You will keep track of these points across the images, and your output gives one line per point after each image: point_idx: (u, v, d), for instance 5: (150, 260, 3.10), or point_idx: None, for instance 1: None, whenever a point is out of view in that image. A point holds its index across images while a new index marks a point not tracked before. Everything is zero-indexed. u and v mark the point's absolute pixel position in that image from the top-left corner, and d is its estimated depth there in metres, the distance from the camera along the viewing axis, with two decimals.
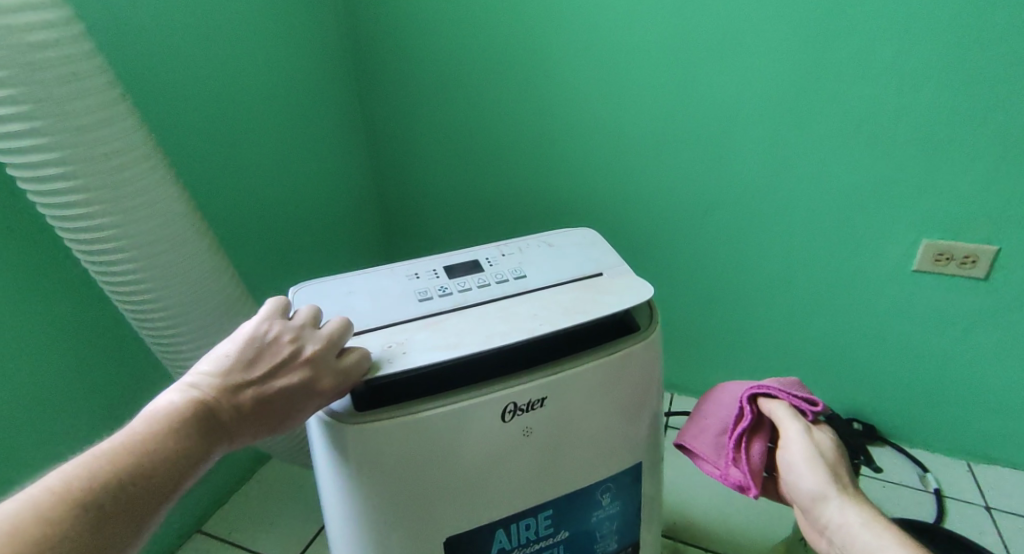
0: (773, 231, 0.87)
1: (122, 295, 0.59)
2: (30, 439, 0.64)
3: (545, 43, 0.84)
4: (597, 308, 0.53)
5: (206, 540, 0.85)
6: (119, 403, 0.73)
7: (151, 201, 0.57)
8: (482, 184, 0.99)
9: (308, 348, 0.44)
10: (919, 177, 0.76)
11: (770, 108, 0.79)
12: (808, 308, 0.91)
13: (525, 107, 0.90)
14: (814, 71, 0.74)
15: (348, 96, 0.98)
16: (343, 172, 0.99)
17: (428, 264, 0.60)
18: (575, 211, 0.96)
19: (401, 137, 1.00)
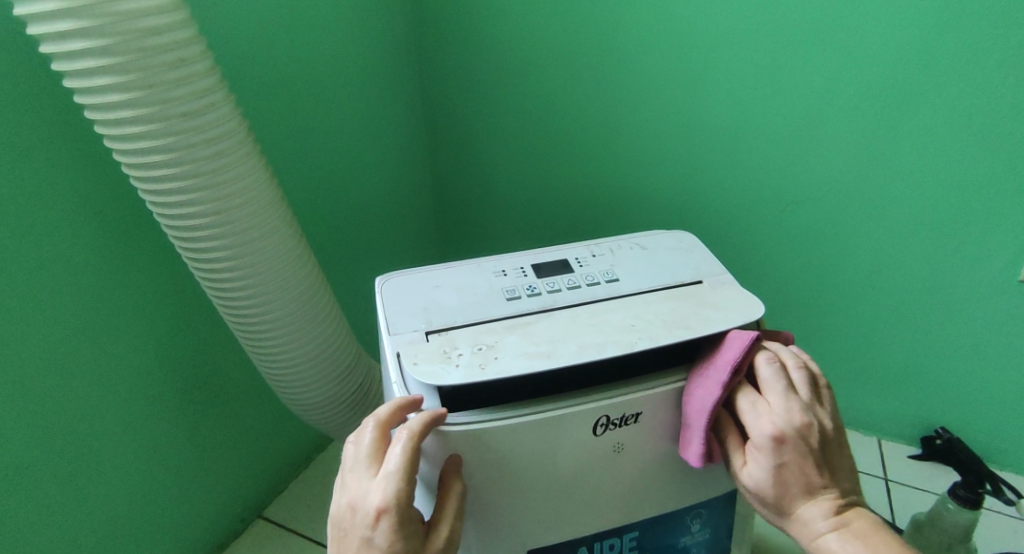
0: (862, 233, 0.84)
1: (215, 276, 0.63)
2: (123, 402, 0.70)
3: (626, 32, 0.82)
4: (704, 325, 0.48)
5: (267, 525, 0.93)
6: (198, 373, 0.78)
7: (242, 181, 0.59)
8: (547, 178, 0.99)
9: (373, 502, 0.39)
10: None
11: (866, 103, 0.75)
12: (892, 314, 0.89)
13: (602, 98, 0.88)
14: (913, 64, 0.71)
15: (420, 85, 1.01)
16: (404, 159, 1.03)
17: (516, 261, 0.58)
18: (647, 207, 0.94)
19: (469, 127, 1.01)
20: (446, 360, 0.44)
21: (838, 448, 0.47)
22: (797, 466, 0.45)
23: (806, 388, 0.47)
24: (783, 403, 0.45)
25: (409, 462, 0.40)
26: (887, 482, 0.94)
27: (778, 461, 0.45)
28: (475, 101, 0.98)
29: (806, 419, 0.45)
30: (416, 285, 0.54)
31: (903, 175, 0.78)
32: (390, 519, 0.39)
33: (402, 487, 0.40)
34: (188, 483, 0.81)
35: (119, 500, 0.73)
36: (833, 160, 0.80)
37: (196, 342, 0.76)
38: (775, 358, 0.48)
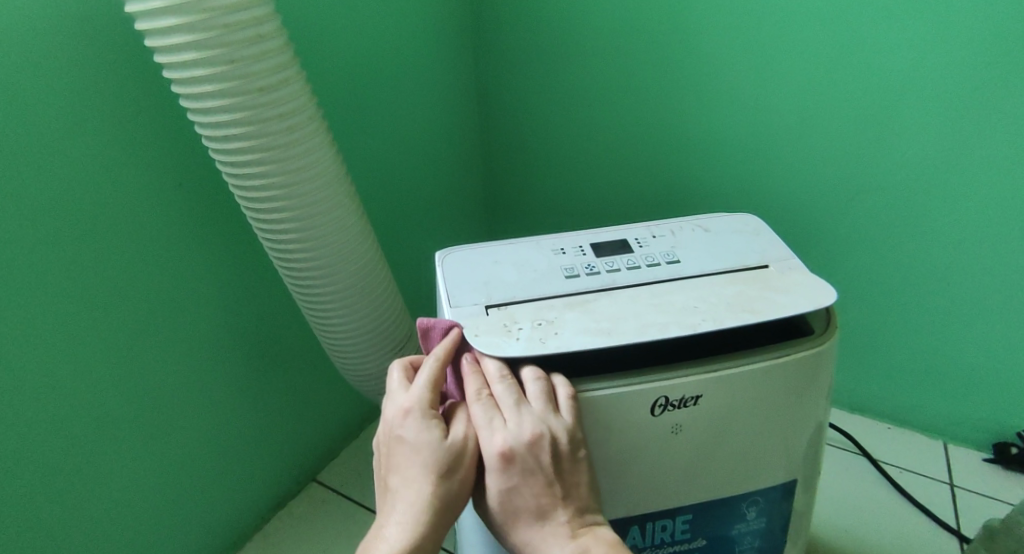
0: (940, 229, 0.80)
1: (282, 248, 0.66)
2: (194, 364, 0.73)
3: (695, 15, 0.79)
4: (772, 309, 0.47)
5: (321, 490, 0.97)
6: (261, 340, 0.81)
7: (310, 156, 0.61)
8: (600, 165, 0.98)
9: (400, 402, 0.43)
10: None
11: (954, 92, 0.71)
12: (966, 316, 0.84)
13: (664, 85, 0.86)
14: (1012, 47, 0.66)
15: (479, 67, 1.01)
16: (459, 143, 1.04)
17: (575, 240, 0.58)
18: (703, 198, 0.92)
19: (524, 112, 1.01)
20: (507, 333, 0.45)
21: (573, 464, 0.42)
22: (524, 485, 0.41)
23: (569, 412, 0.43)
24: (484, 412, 0.42)
25: (430, 371, 0.44)
26: (953, 488, 0.90)
27: (508, 481, 0.41)
28: (531, 85, 0.97)
29: (535, 434, 0.41)
30: (476, 260, 0.54)
31: (991, 166, 0.73)
32: (411, 415, 0.42)
33: (425, 386, 0.44)
34: (248, 447, 0.85)
35: (188, 458, 0.77)
36: (911, 147, 0.76)
37: (259, 311, 0.79)
38: (557, 387, 0.43)
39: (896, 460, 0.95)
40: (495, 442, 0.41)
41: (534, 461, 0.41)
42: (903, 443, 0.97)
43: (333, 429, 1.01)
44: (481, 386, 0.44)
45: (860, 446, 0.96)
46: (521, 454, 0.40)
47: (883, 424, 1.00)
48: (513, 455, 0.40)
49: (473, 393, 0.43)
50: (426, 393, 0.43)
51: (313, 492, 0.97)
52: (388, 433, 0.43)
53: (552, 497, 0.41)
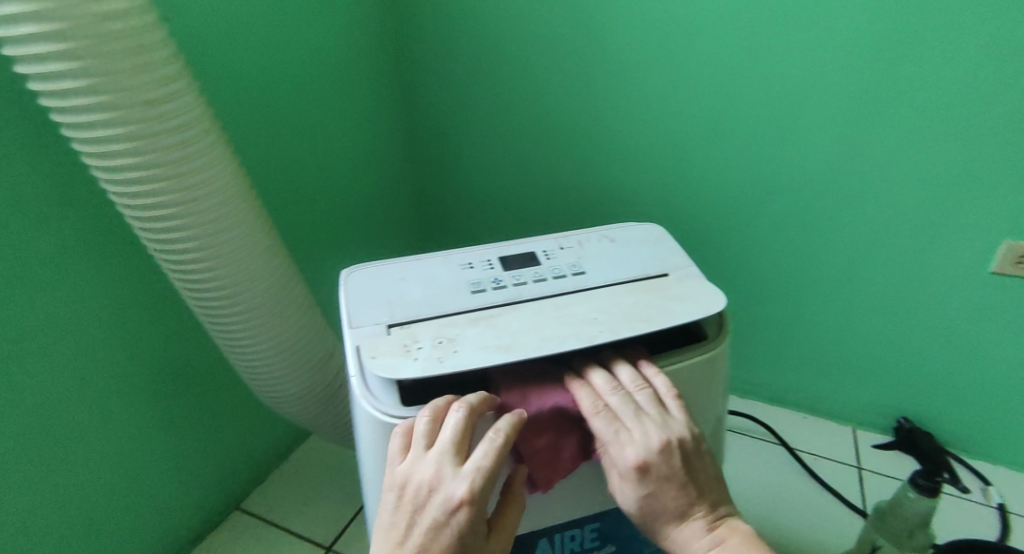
0: (837, 232, 0.87)
1: (182, 267, 0.63)
2: (90, 396, 0.69)
3: (607, 33, 0.83)
4: (666, 317, 0.49)
5: (244, 519, 0.94)
6: (167, 366, 0.77)
7: (204, 170, 0.59)
8: (525, 177, 1.01)
9: (457, 491, 0.40)
10: (997, 189, 0.76)
11: (841, 106, 0.78)
12: (864, 309, 0.92)
13: (583, 99, 0.90)
14: (887, 64, 0.73)
15: (403, 81, 1.02)
16: (384, 156, 1.04)
17: (483, 254, 0.58)
18: (625, 208, 0.96)
19: (450, 125, 1.02)
20: (406, 353, 0.44)
21: (699, 461, 0.45)
22: (662, 489, 0.44)
23: (678, 413, 0.45)
24: (609, 426, 0.44)
25: (494, 464, 0.40)
26: (860, 471, 0.96)
27: (651, 489, 0.43)
28: (456, 98, 0.99)
29: (664, 441, 0.43)
30: (381, 277, 0.54)
31: (881, 171, 0.80)
32: (471, 514, 0.40)
33: (484, 485, 0.40)
34: (164, 475, 0.82)
35: (95, 492, 0.73)
36: (806, 153, 0.82)
37: (166, 334, 0.76)
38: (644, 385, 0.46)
39: (810, 448, 1.00)
40: (626, 455, 0.43)
41: (663, 466, 0.43)
42: (814, 431, 1.03)
43: (256, 453, 0.98)
44: (595, 397, 0.45)
45: (778, 437, 1.01)
46: (657, 460, 0.43)
47: (798, 415, 1.06)
48: (643, 463, 0.43)
49: (588, 404, 0.45)
50: (485, 489, 0.40)
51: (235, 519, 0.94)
52: (429, 518, 0.40)
53: (691, 494, 0.44)
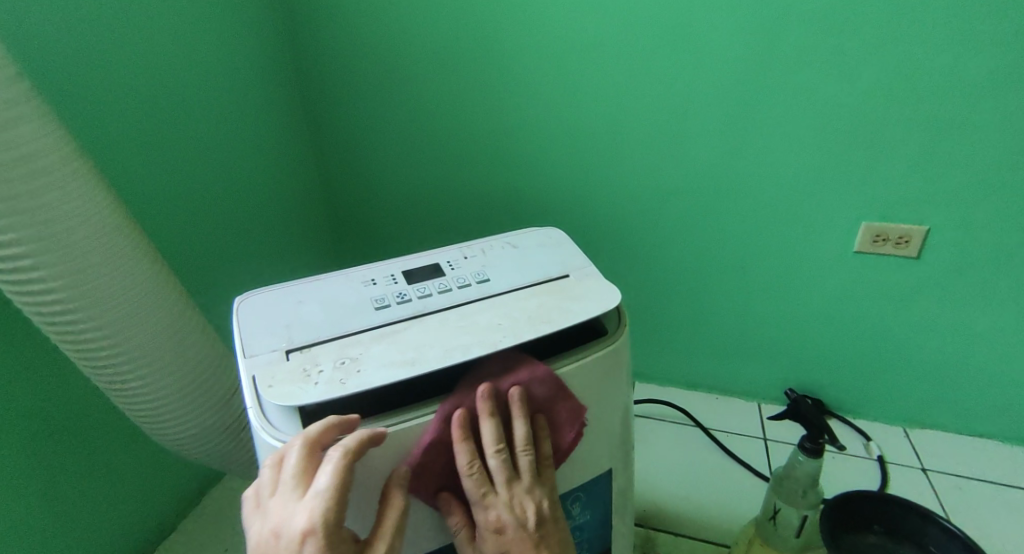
0: (722, 217, 0.99)
1: (55, 314, 0.58)
2: None
3: (510, 47, 0.91)
4: (566, 317, 0.50)
5: None
6: (33, 412, 0.71)
7: (48, 198, 0.55)
8: (439, 186, 1.06)
9: (299, 522, 0.39)
10: (845, 171, 0.90)
11: (715, 107, 0.89)
12: (752, 285, 1.05)
13: (490, 109, 0.97)
14: (748, 68, 0.86)
15: (308, 95, 1.02)
16: (294, 173, 1.04)
17: (385, 269, 0.57)
18: (539, 211, 1.04)
19: (359, 139, 1.04)
20: (305, 379, 0.43)
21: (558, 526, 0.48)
22: (518, 548, 0.46)
23: (527, 467, 0.47)
24: (474, 488, 0.46)
25: (332, 481, 0.39)
26: (765, 441, 1.13)
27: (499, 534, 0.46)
28: (364, 111, 1.01)
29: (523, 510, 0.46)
30: (278, 301, 0.52)
31: (750, 163, 0.93)
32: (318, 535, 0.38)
33: (326, 509, 0.39)
34: (61, 535, 0.77)
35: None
36: (690, 156, 0.94)
37: (44, 385, 0.71)
38: (489, 432, 0.46)
39: (722, 426, 1.16)
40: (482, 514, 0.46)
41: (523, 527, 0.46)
42: (726, 410, 1.19)
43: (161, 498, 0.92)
44: (473, 455, 0.46)
45: (694, 418, 1.17)
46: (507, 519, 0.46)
47: (711, 395, 1.22)
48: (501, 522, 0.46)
49: (465, 465, 0.46)
50: (330, 516, 0.39)
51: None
52: None
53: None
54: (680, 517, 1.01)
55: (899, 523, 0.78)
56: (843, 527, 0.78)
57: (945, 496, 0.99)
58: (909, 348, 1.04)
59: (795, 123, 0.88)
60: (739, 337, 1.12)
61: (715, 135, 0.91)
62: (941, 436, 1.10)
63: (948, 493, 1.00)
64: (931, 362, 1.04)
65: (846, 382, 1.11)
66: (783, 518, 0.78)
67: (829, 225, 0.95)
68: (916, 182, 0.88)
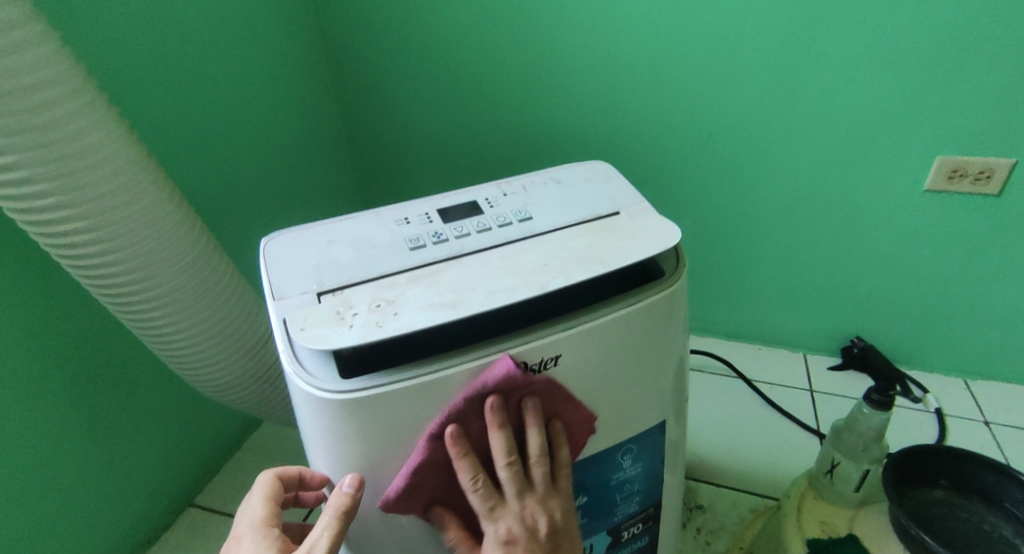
0: (778, 155, 0.91)
1: (84, 255, 0.56)
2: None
3: None
4: (622, 257, 0.45)
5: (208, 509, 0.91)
6: (64, 340, 0.72)
7: (68, 128, 0.50)
8: (469, 126, 0.99)
9: (243, 526, 0.46)
10: (922, 98, 0.82)
11: (776, 28, 0.81)
12: (806, 229, 0.98)
13: (524, 38, 0.89)
14: None
15: (328, 30, 0.96)
16: (316, 114, 0.99)
17: (419, 207, 0.53)
18: (575, 151, 0.98)
19: (383, 77, 0.98)
20: (339, 322, 0.40)
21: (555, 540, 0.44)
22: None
23: (542, 478, 0.44)
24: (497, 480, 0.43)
25: (261, 489, 0.48)
26: (812, 393, 1.08)
27: (530, 526, 0.43)
28: (388, 46, 0.95)
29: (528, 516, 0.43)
30: (305, 241, 0.48)
31: (811, 92, 0.84)
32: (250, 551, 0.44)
33: (261, 505, 0.47)
34: (104, 466, 0.82)
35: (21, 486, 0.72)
36: (744, 86, 0.86)
37: (79, 327, 0.74)
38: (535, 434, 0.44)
39: (767, 378, 1.12)
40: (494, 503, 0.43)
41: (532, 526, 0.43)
42: (771, 361, 1.14)
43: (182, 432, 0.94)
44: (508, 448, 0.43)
45: (736, 370, 1.12)
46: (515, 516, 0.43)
47: (754, 346, 1.17)
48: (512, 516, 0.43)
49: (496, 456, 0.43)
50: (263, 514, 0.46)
51: (202, 518, 0.97)
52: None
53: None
54: (722, 469, 0.99)
55: (969, 478, 0.73)
56: (908, 483, 0.74)
57: (1011, 450, 0.93)
58: (980, 294, 0.96)
59: (868, 43, 0.79)
60: (790, 285, 1.05)
61: (774, 61, 0.83)
62: (1007, 388, 1.04)
63: (1013, 447, 0.94)
64: (1003, 309, 0.97)
65: (905, 332, 1.04)
66: (841, 473, 0.75)
67: (898, 161, 0.87)
68: (1004, 108, 0.79)
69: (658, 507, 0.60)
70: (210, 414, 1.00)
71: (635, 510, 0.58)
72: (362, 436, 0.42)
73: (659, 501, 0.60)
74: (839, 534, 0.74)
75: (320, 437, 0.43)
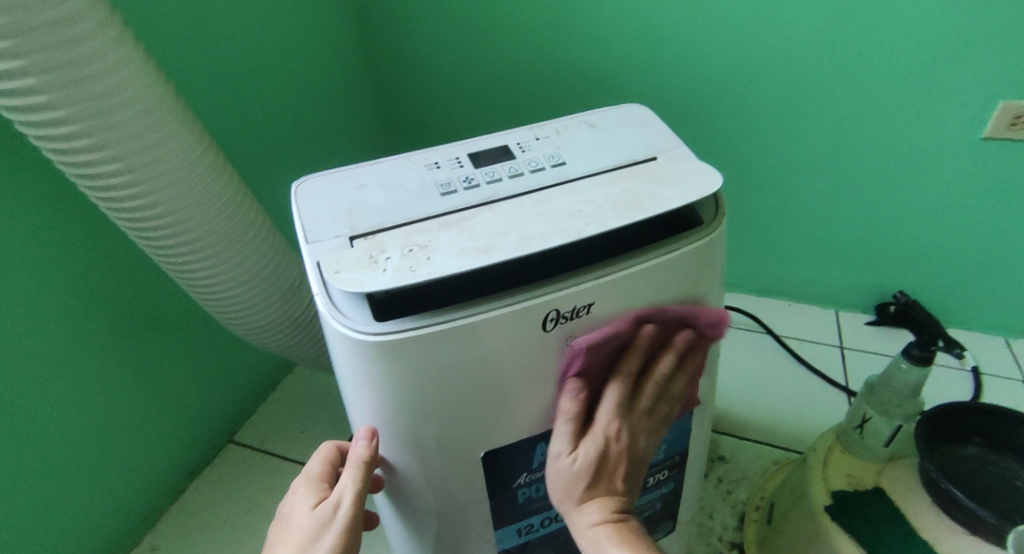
0: (824, 100, 0.87)
1: (123, 196, 0.56)
2: (28, 311, 0.67)
3: None
4: (659, 203, 0.44)
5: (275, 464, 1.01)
6: (104, 282, 0.74)
7: (98, 66, 0.49)
8: (497, 71, 0.96)
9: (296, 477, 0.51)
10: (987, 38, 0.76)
11: None
12: (847, 180, 0.94)
13: None
14: None
15: None
16: (341, 58, 0.97)
17: (449, 151, 0.52)
18: (606, 97, 0.95)
19: (409, 18, 0.95)
20: (372, 266, 0.40)
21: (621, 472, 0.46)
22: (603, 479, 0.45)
23: (615, 402, 0.46)
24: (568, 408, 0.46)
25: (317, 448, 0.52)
26: (843, 349, 1.07)
27: (603, 449, 0.45)
28: None
29: (605, 440, 0.45)
30: (335, 185, 0.48)
31: (865, 31, 0.79)
32: (299, 500, 0.48)
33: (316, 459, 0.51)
34: (147, 403, 0.86)
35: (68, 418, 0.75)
36: (792, 25, 0.82)
37: (123, 273, 0.76)
38: (571, 395, 0.46)
39: (795, 334, 1.11)
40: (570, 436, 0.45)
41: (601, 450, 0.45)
42: (801, 317, 1.13)
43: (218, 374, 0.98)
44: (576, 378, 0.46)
45: (763, 325, 1.12)
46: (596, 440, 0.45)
47: (784, 301, 1.15)
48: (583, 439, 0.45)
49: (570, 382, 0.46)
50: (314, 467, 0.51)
51: (243, 456, 1.04)
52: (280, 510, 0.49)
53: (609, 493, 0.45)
54: (747, 424, 1.01)
55: (1007, 435, 0.72)
56: (940, 438, 0.73)
57: None
58: None
59: None
60: (826, 239, 1.03)
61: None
62: None
63: None
64: None
65: (946, 289, 1.01)
66: (871, 428, 0.74)
67: (955, 107, 0.82)
68: None
69: (684, 455, 0.61)
70: (246, 359, 1.04)
71: (661, 459, 0.59)
72: (394, 379, 0.42)
73: (685, 451, 0.60)
74: (864, 487, 0.74)
75: (354, 379, 0.44)
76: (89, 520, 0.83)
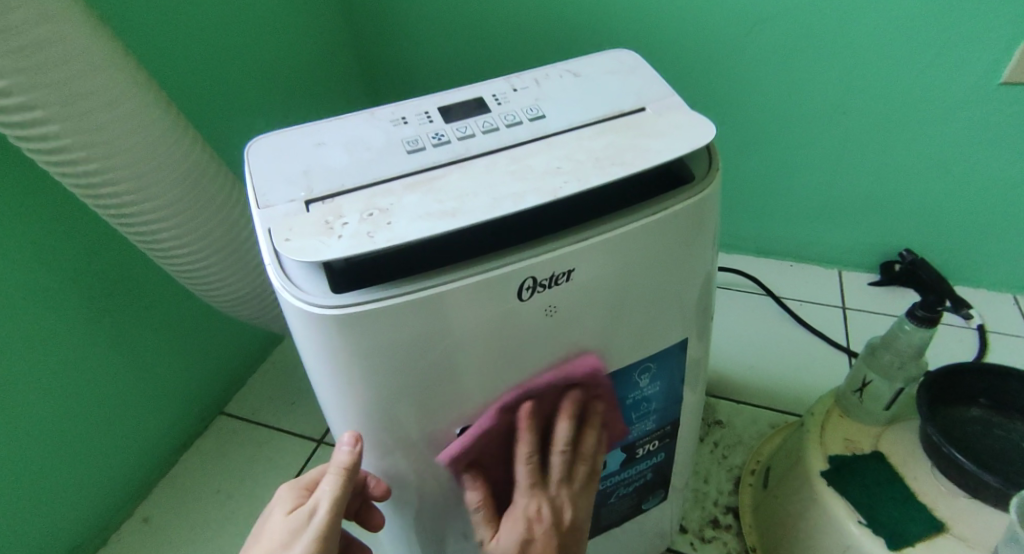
0: (829, 46, 0.81)
1: (73, 164, 0.52)
2: None
3: None
4: (645, 158, 0.40)
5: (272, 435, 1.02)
6: None
7: (26, 18, 0.45)
8: (481, 21, 0.91)
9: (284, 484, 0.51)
10: None
11: None
12: (852, 133, 0.89)
13: None
14: None
15: None
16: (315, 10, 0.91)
17: (419, 105, 0.47)
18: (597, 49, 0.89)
19: None
20: (327, 232, 0.36)
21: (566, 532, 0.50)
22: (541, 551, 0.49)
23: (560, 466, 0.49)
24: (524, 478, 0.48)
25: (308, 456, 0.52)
26: (844, 310, 1.04)
27: (527, 533, 0.48)
28: None
29: (545, 511, 0.49)
30: (292, 145, 0.44)
31: None
32: (279, 504, 0.48)
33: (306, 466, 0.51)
34: None
35: None
36: None
37: (89, 248, 0.78)
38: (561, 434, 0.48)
39: (796, 295, 1.07)
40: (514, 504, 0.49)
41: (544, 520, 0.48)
42: (802, 277, 1.10)
43: None
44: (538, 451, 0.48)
45: (763, 287, 1.08)
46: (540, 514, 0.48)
47: (786, 262, 1.12)
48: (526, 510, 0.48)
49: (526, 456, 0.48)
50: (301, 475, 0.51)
51: (235, 427, 1.06)
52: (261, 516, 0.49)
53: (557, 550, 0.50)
54: (745, 388, 0.99)
55: (1013, 397, 0.69)
56: (942, 400, 0.70)
57: None
58: None
59: None
60: (828, 197, 0.98)
61: None
62: None
63: None
64: None
65: (953, 246, 0.97)
66: (871, 392, 0.71)
67: (970, 51, 0.77)
68: None
69: (676, 425, 0.58)
70: (229, 330, 1.05)
71: (651, 429, 0.56)
72: (359, 355, 0.39)
73: (676, 420, 0.58)
74: (863, 452, 0.71)
75: (317, 355, 0.41)
76: (81, 487, 0.87)
